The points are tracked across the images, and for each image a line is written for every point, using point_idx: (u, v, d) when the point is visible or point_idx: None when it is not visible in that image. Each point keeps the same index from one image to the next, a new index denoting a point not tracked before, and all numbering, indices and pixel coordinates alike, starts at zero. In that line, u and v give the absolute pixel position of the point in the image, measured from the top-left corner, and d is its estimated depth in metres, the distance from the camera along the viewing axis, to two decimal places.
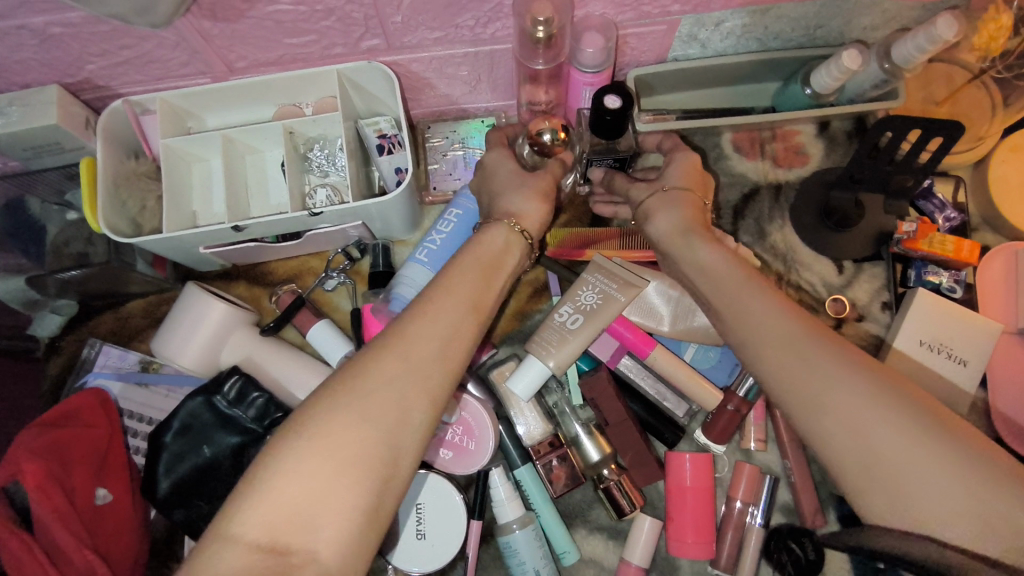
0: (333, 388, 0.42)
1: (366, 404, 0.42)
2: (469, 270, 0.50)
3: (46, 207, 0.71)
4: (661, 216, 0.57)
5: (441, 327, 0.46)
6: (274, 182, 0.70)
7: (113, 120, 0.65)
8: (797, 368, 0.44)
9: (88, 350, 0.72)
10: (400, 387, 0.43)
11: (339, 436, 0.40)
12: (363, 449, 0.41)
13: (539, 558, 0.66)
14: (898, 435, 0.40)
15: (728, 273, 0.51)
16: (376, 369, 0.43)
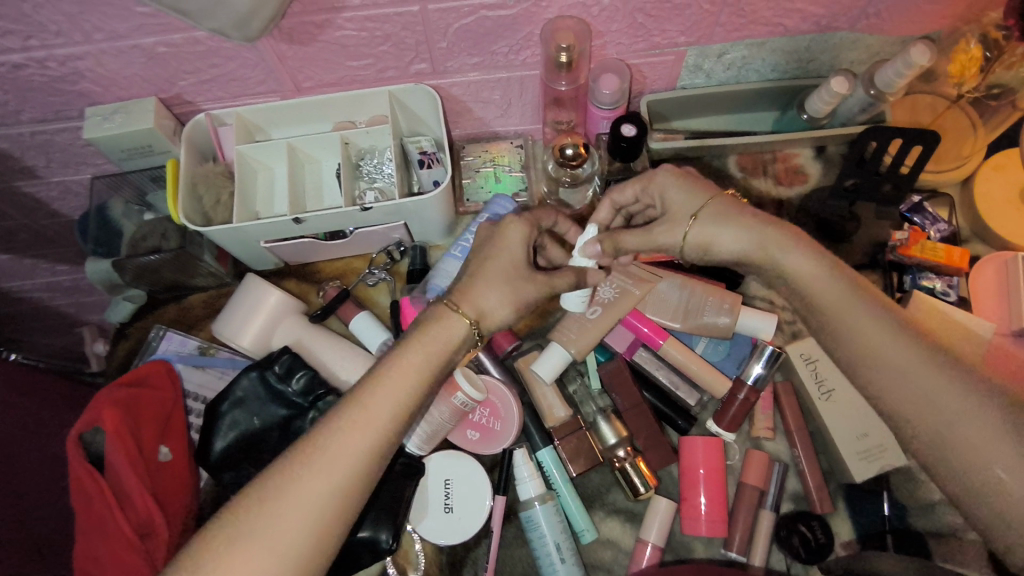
0: (221, 550, 0.48)
1: (263, 554, 0.48)
2: (389, 388, 0.55)
3: (128, 207, 0.81)
4: (719, 237, 0.62)
5: (354, 448, 0.52)
6: (328, 188, 0.79)
7: (195, 130, 0.76)
8: (888, 343, 0.55)
9: (154, 334, 0.80)
10: (304, 510, 0.50)
11: (235, 572, 0.47)
12: (275, 565, 0.48)
13: (559, 532, 0.70)
14: (973, 404, 0.51)
15: (826, 281, 0.58)
16: (301, 471, 0.51)
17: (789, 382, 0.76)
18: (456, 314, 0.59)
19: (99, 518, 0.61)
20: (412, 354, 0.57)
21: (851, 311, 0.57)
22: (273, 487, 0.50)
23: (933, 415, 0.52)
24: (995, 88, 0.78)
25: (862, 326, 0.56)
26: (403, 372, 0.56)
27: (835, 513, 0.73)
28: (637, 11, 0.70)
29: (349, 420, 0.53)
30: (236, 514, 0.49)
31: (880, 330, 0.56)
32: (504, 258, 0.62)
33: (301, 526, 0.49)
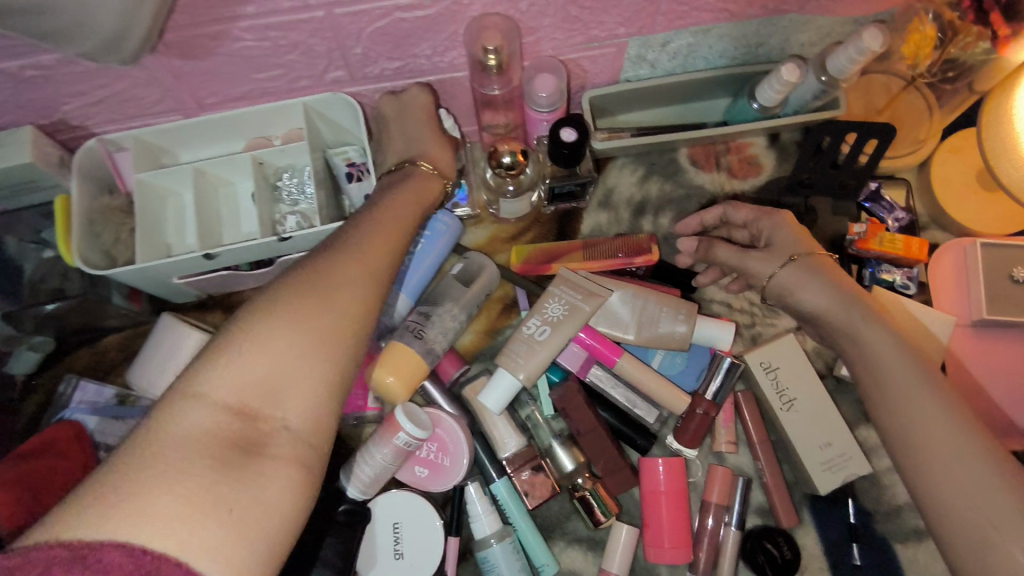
0: (290, 316, 0.48)
1: (321, 307, 0.49)
2: (375, 233, 0.58)
3: (22, 246, 0.72)
4: (806, 290, 0.62)
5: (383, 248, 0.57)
6: (245, 213, 0.72)
7: (88, 157, 0.67)
8: (932, 420, 0.54)
9: (65, 387, 0.72)
10: (361, 278, 0.53)
11: (292, 321, 0.47)
12: (343, 326, 0.50)
13: (517, 571, 0.67)
14: (1006, 493, 0.49)
15: (890, 356, 0.57)
16: (334, 262, 0.53)
17: (750, 392, 0.73)
18: (420, 166, 0.70)
19: None
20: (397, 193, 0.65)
21: (912, 389, 0.56)
22: (299, 279, 0.51)
23: (954, 492, 0.51)
24: (951, 70, 0.74)
25: (913, 401, 0.55)
26: (390, 231, 0.59)
27: (801, 525, 0.71)
28: (570, 4, 0.63)
29: (373, 237, 0.57)
30: (292, 285, 0.50)
31: (932, 406, 0.54)
32: (410, 104, 0.71)
33: (355, 306, 0.51)
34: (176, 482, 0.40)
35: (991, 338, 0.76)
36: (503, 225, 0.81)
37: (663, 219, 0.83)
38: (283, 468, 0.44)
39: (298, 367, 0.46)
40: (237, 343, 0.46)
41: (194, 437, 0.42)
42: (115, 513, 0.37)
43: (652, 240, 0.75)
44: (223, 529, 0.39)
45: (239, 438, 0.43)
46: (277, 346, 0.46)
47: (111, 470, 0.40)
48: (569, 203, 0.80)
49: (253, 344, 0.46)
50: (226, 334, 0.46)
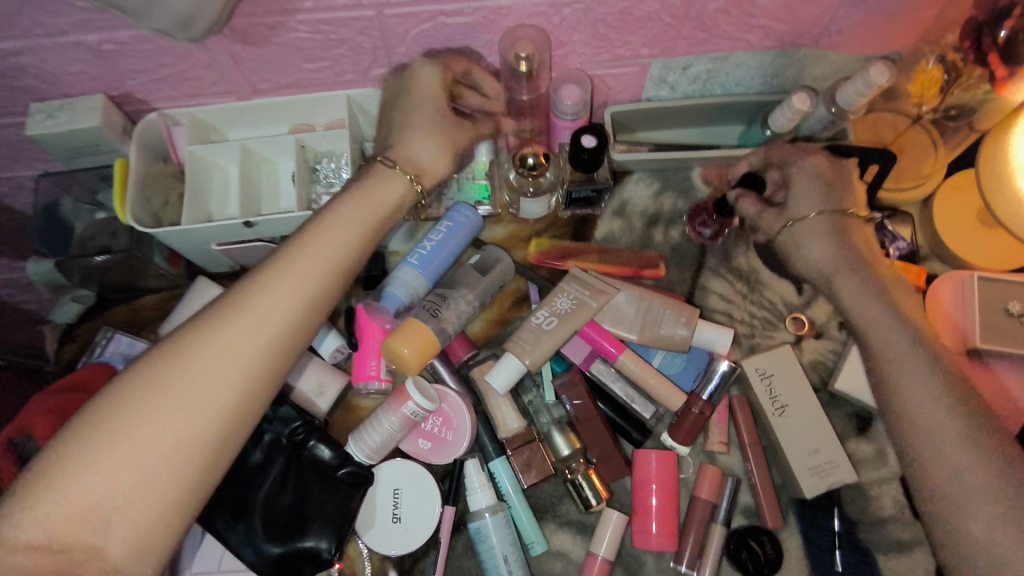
0: (110, 429, 0.50)
1: (165, 413, 0.51)
2: (246, 313, 0.57)
3: (77, 206, 0.79)
4: (814, 244, 0.75)
5: (262, 331, 0.57)
6: (284, 190, 0.77)
7: (147, 130, 0.74)
8: (909, 377, 0.67)
9: (101, 336, 0.77)
10: (216, 375, 0.54)
11: (142, 422, 0.51)
12: (195, 426, 0.52)
13: (508, 544, 0.70)
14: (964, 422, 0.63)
15: (890, 322, 0.70)
16: (191, 350, 0.54)
17: (745, 396, 0.76)
18: (407, 179, 0.73)
19: None
20: (355, 203, 0.68)
21: (907, 371, 0.67)
22: (156, 363, 0.54)
23: (929, 446, 0.64)
24: (954, 110, 0.79)
25: (908, 374, 0.67)
26: (292, 302, 0.60)
27: (786, 527, 0.73)
28: (598, 22, 0.70)
29: (256, 307, 0.58)
30: (128, 384, 0.52)
31: (927, 384, 0.66)
32: (425, 94, 0.72)
33: (204, 406, 0.53)
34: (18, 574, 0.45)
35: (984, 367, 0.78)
36: (520, 226, 0.86)
37: (673, 231, 0.86)
38: (120, 566, 0.48)
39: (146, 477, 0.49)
40: (79, 442, 0.49)
41: (25, 566, 0.45)
42: None
43: (661, 258, 0.84)
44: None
45: (58, 565, 0.46)
46: (134, 443, 0.50)
47: None
48: (584, 208, 0.85)
49: (105, 446, 0.49)
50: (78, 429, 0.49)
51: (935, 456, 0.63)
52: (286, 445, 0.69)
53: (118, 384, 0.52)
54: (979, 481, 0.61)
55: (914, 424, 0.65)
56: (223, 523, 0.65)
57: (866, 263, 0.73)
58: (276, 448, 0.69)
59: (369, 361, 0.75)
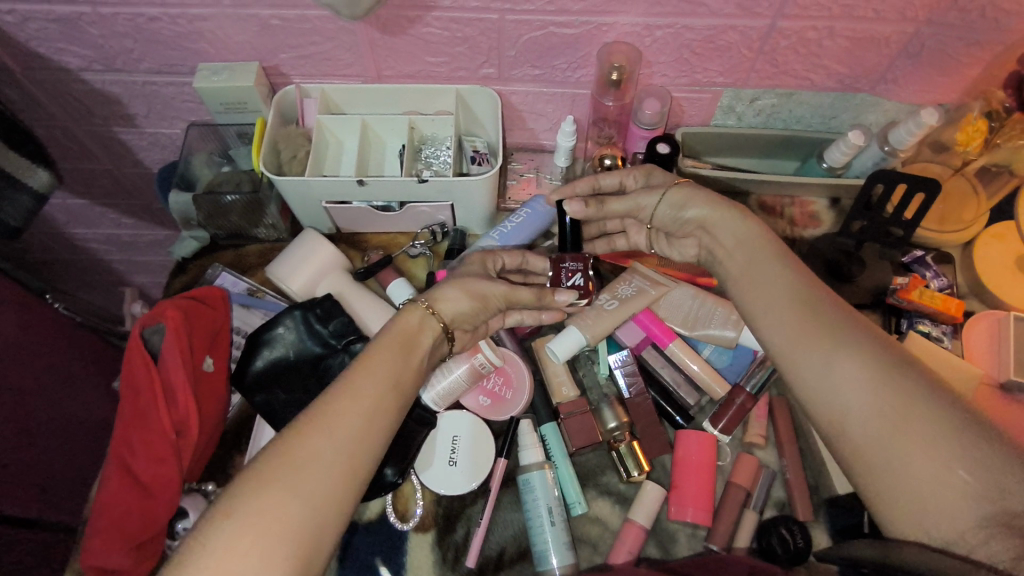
0: (235, 522, 0.51)
1: (291, 504, 0.53)
2: (342, 411, 0.59)
3: (210, 159, 0.91)
4: (692, 202, 0.76)
5: (354, 417, 0.59)
6: (389, 164, 0.88)
7: (285, 99, 0.86)
8: (853, 367, 0.59)
9: (211, 272, 0.89)
10: (330, 459, 0.56)
11: (238, 549, 0.50)
12: (313, 510, 0.54)
13: (552, 497, 0.74)
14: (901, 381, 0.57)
15: (794, 300, 0.66)
16: (293, 442, 0.56)
17: (784, 397, 0.81)
18: (420, 306, 0.69)
19: (145, 409, 0.68)
20: (386, 338, 0.66)
21: (802, 311, 0.65)
22: (274, 453, 0.55)
23: (860, 429, 0.58)
24: (999, 160, 0.85)
25: (851, 339, 0.61)
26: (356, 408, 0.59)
27: (816, 525, 0.76)
28: (683, 47, 0.80)
29: (345, 397, 0.59)
30: (245, 476, 0.54)
31: (865, 381, 0.58)
32: (466, 273, 0.74)
33: (310, 492, 0.54)
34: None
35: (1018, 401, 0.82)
36: None
37: None
38: None
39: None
40: (199, 549, 0.50)
41: None
42: None
43: (716, 268, 0.90)
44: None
45: None
46: (236, 557, 0.50)
47: None
48: None
49: (213, 568, 0.49)
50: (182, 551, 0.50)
51: (906, 471, 0.55)
52: None
53: (234, 486, 0.53)
54: (922, 453, 0.54)
55: (872, 415, 0.57)
56: None
57: (779, 264, 0.68)
58: None
59: None
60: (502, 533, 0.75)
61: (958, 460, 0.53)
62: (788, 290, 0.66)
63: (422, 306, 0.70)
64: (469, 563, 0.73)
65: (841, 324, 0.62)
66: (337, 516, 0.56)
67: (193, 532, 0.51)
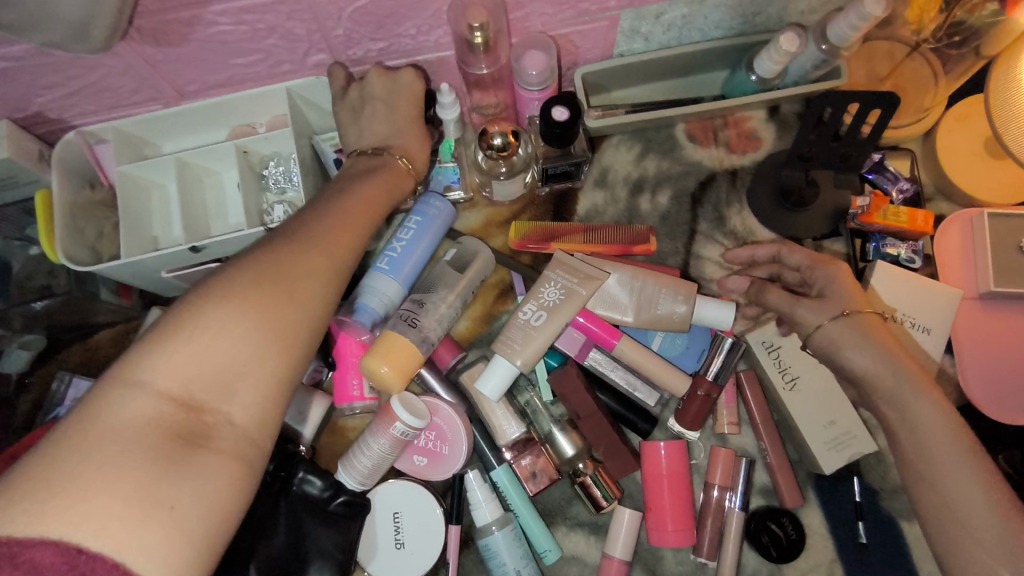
0: (239, 289, 0.44)
1: (310, 277, 0.48)
2: (356, 215, 0.55)
3: (7, 244, 0.70)
4: (852, 349, 0.58)
5: (373, 203, 0.58)
6: (232, 203, 0.70)
7: (68, 152, 0.64)
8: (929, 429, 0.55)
9: (58, 384, 0.70)
10: (346, 223, 0.54)
11: (250, 315, 0.43)
12: (324, 271, 0.50)
13: (520, 558, 0.66)
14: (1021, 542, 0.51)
15: (878, 362, 0.57)
16: (309, 235, 0.51)
17: (753, 371, 0.71)
18: (397, 159, 0.65)
19: None
20: (384, 174, 0.62)
21: (878, 365, 0.57)
22: (288, 241, 0.49)
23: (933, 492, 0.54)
24: (956, 35, 0.72)
25: (920, 408, 0.55)
26: (374, 202, 0.58)
27: (806, 504, 0.70)
28: None
29: (355, 209, 0.55)
30: (272, 241, 0.49)
31: (952, 453, 0.54)
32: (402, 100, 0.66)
33: (332, 260, 0.51)
34: (108, 484, 0.36)
35: (999, 312, 0.74)
36: (497, 209, 0.80)
37: (660, 197, 0.80)
38: (236, 454, 0.41)
39: (266, 339, 0.43)
40: (216, 289, 0.43)
41: (134, 428, 0.38)
42: (43, 520, 0.34)
43: (652, 230, 0.77)
44: (160, 536, 0.36)
45: (181, 430, 0.39)
46: (243, 331, 0.43)
47: (33, 471, 0.35)
48: (563, 183, 0.77)
49: (222, 319, 0.42)
50: (182, 309, 0.42)
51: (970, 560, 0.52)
52: (270, 482, 0.63)
53: (244, 258, 0.47)
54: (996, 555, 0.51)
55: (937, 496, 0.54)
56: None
57: (856, 317, 0.58)
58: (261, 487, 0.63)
59: (351, 381, 0.70)
60: None
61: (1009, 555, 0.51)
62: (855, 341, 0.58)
63: (403, 166, 0.65)
64: None
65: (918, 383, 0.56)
66: (346, 280, 0.53)
67: (198, 293, 0.43)
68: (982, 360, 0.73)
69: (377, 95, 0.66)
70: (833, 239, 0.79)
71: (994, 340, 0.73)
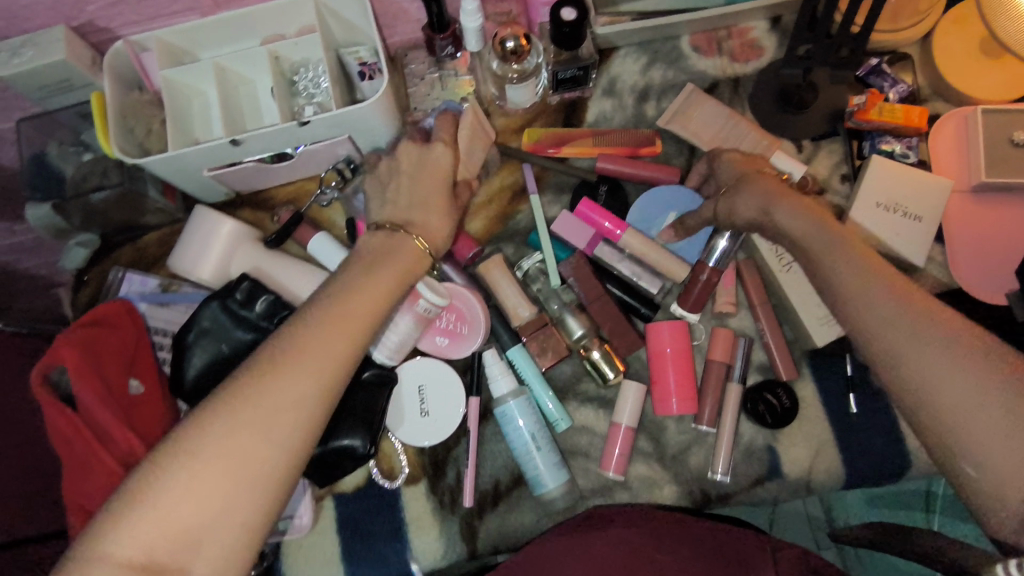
0: (170, 475, 0.45)
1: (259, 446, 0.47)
2: (310, 352, 0.51)
3: (64, 150, 0.76)
4: (741, 203, 0.65)
5: (326, 347, 0.51)
6: (267, 107, 0.75)
7: (117, 60, 0.70)
8: (872, 296, 0.53)
9: (112, 277, 0.79)
10: (298, 389, 0.49)
11: (212, 455, 0.46)
12: (272, 439, 0.48)
13: (534, 423, 0.72)
14: (992, 385, 0.46)
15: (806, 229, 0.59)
16: (266, 371, 0.49)
17: (752, 259, 0.76)
18: (414, 239, 0.61)
19: (83, 459, 0.62)
20: (352, 279, 0.56)
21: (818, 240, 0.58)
22: (231, 393, 0.48)
23: (918, 361, 0.49)
24: None
25: (843, 279, 0.55)
26: (340, 335, 0.52)
27: (800, 378, 0.75)
28: None
29: (296, 354, 0.50)
30: (221, 405, 0.48)
31: (888, 303, 0.52)
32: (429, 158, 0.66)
33: (280, 434, 0.48)
34: None
35: (989, 204, 0.77)
36: (511, 117, 0.85)
37: (666, 103, 0.85)
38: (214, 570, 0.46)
39: (220, 507, 0.46)
40: (159, 470, 0.46)
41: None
42: None
43: (657, 133, 0.81)
44: None
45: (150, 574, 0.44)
46: (194, 496, 0.45)
47: None
48: (573, 90, 0.82)
49: (162, 506, 0.45)
50: (140, 478, 0.45)
51: (961, 426, 0.47)
52: None
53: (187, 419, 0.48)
54: (972, 406, 0.46)
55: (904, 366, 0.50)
56: None
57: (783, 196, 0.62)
58: None
59: None
60: (493, 465, 0.75)
61: (991, 410, 0.46)
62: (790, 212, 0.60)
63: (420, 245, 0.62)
64: (466, 503, 0.73)
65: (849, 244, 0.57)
66: (313, 376, 0.50)
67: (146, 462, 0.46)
68: (975, 243, 0.77)
69: (404, 168, 0.66)
70: (831, 139, 0.83)
71: (985, 228, 0.77)
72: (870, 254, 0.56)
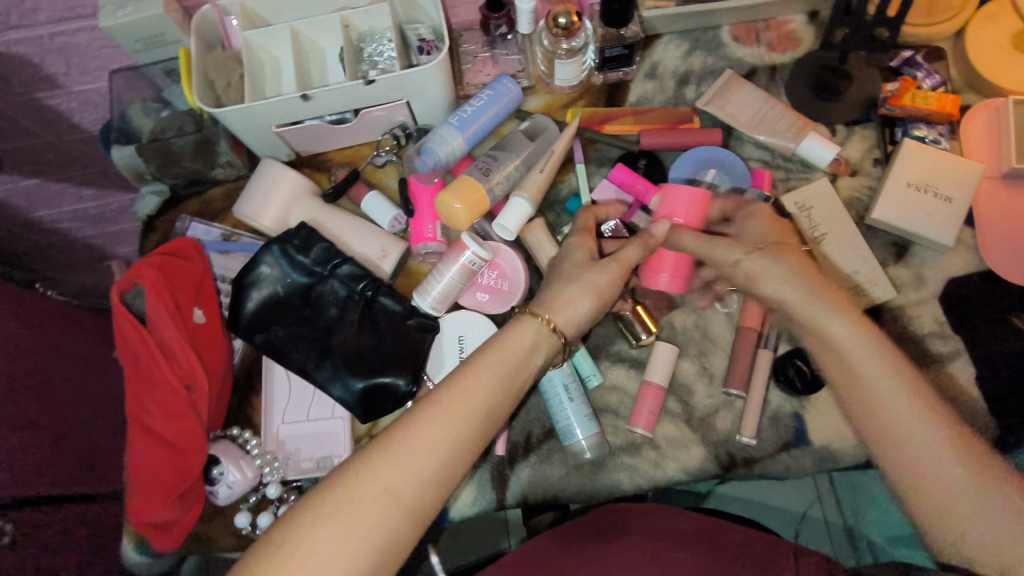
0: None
1: (354, 547, 0.52)
2: (407, 466, 0.56)
3: (146, 105, 0.83)
4: (850, 351, 0.63)
5: (420, 460, 0.56)
6: (334, 71, 0.81)
7: (203, 21, 0.77)
8: (915, 438, 0.58)
9: (180, 226, 0.85)
10: (393, 490, 0.55)
11: (309, 558, 0.51)
12: (370, 534, 0.53)
13: (568, 375, 0.75)
14: (995, 495, 0.55)
15: (848, 342, 0.63)
16: (367, 476, 0.55)
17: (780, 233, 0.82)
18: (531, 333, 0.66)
19: (147, 372, 0.69)
20: (452, 405, 0.59)
21: (900, 421, 0.59)
22: (336, 496, 0.54)
23: (932, 487, 0.57)
24: None
25: (894, 412, 0.60)
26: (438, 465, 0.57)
27: None
28: None
29: (396, 470, 0.55)
30: (322, 515, 0.53)
31: (932, 440, 0.58)
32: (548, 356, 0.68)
33: (374, 536, 0.53)
34: None
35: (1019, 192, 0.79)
36: (559, 94, 0.89)
37: (706, 87, 0.89)
38: None
39: None
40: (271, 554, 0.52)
41: None
42: None
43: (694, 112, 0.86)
44: None
45: None
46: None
47: None
48: (617, 69, 0.87)
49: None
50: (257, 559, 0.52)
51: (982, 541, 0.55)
52: (356, 299, 0.76)
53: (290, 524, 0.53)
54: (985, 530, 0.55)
55: (931, 491, 0.57)
56: (312, 364, 0.75)
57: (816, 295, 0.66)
58: (349, 302, 0.76)
59: (425, 223, 0.81)
60: (526, 418, 0.78)
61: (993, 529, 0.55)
62: (858, 349, 0.62)
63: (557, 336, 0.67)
64: (499, 451, 0.76)
65: (893, 367, 0.61)
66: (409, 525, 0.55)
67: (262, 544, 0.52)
68: (1005, 223, 0.79)
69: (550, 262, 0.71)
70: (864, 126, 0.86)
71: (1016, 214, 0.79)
72: (916, 392, 0.60)
